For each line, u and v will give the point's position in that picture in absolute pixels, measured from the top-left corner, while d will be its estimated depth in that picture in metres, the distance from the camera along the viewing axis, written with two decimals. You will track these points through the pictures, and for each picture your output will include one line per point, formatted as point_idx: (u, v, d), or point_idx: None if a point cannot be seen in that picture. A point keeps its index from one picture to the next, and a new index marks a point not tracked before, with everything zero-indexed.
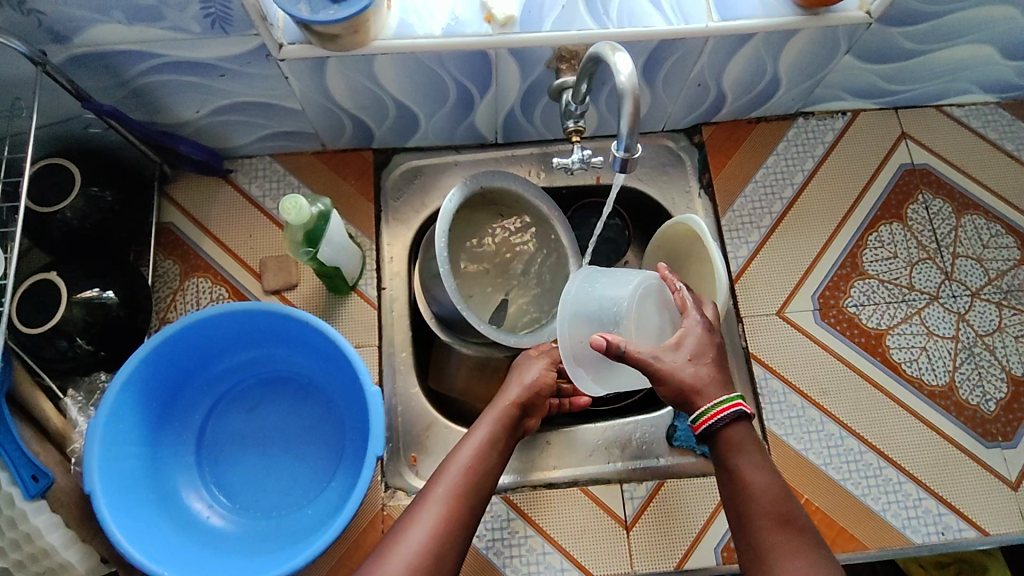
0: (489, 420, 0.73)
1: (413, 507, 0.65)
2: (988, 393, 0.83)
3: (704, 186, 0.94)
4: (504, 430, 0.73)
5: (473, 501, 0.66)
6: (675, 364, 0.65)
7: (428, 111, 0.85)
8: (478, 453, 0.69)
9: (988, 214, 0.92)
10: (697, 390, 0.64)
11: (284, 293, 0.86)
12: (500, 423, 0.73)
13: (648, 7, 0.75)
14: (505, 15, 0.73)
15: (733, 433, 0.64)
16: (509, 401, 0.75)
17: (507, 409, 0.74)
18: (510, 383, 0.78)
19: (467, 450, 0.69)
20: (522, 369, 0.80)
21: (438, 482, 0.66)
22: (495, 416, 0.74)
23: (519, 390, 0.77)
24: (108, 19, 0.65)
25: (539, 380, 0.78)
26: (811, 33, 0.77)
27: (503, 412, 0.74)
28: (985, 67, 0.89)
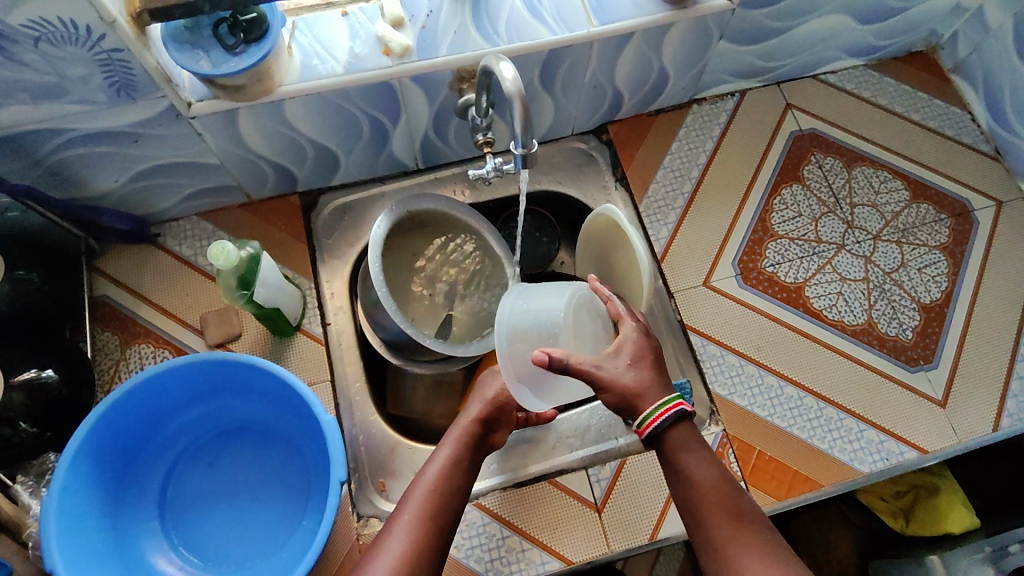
0: (451, 439, 0.75)
1: (381, 535, 0.66)
2: (904, 323, 0.91)
3: (619, 178, 1.01)
4: (468, 447, 0.74)
5: (443, 519, 0.67)
6: (614, 371, 0.67)
7: (345, 147, 0.89)
8: (443, 472, 0.70)
9: (875, 163, 1.01)
10: (639, 394, 0.66)
11: (229, 345, 0.87)
12: (463, 440, 0.74)
13: (533, 21, 0.81)
14: (401, 46, 0.77)
15: (674, 433, 0.66)
16: (470, 417, 0.77)
17: (468, 426, 0.76)
18: (472, 401, 0.80)
19: (432, 472, 0.71)
20: (482, 387, 0.82)
21: (404, 507, 0.67)
22: (457, 435, 0.75)
23: (478, 406, 0.78)
24: (13, 101, 0.66)
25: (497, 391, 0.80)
26: (684, 25, 0.85)
27: (465, 430, 0.76)
28: (845, 35, 0.98)
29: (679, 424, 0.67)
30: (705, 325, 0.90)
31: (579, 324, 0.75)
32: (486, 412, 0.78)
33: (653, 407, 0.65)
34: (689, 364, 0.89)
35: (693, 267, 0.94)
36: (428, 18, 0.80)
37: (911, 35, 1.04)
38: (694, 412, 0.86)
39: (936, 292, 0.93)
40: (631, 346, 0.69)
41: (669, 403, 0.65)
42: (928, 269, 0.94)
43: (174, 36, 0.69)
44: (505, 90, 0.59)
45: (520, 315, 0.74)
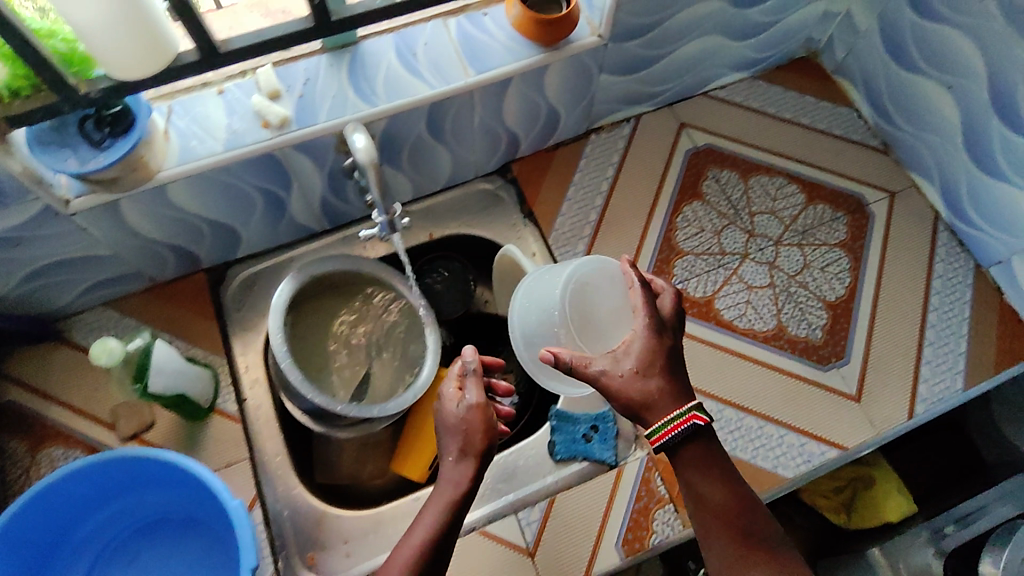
0: (437, 503, 0.66)
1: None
2: (813, 323, 0.94)
3: (527, 215, 1.02)
4: (454, 511, 0.66)
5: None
6: (621, 380, 0.67)
7: (240, 220, 0.88)
8: (426, 550, 0.63)
9: (770, 170, 1.04)
10: (648, 406, 0.66)
11: (142, 436, 0.86)
12: (449, 506, 0.66)
13: (409, 77, 0.82)
14: (279, 118, 0.77)
15: (685, 453, 0.67)
16: (459, 475, 0.67)
17: (459, 487, 0.67)
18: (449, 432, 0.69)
19: (411, 549, 0.63)
20: (446, 410, 0.70)
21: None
22: (442, 499, 0.66)
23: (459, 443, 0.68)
24: None
25: (466, 417, 0.69)
26: (561, 63, 0.86)
27: (453, 487, 0.67)
28: (724, 52, 1.01)
29: (694, 438, 0.67)
30: None
31: (587, 299, 0.73)
32: (477, 460, 0.68)
33: (661, 421, 0.65)
34: None
35: None
36: (304, 86, 0.80)
37: (790, 44, 1.08)
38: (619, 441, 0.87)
39: (840, 288, 0.96)
40: (642, 354, 0.67)
41: (681, 417, 0.65)
42: (831, 267, 0.97)
43: (39, 135, 0.69)
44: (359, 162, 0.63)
45: (531, 311, 0.78)
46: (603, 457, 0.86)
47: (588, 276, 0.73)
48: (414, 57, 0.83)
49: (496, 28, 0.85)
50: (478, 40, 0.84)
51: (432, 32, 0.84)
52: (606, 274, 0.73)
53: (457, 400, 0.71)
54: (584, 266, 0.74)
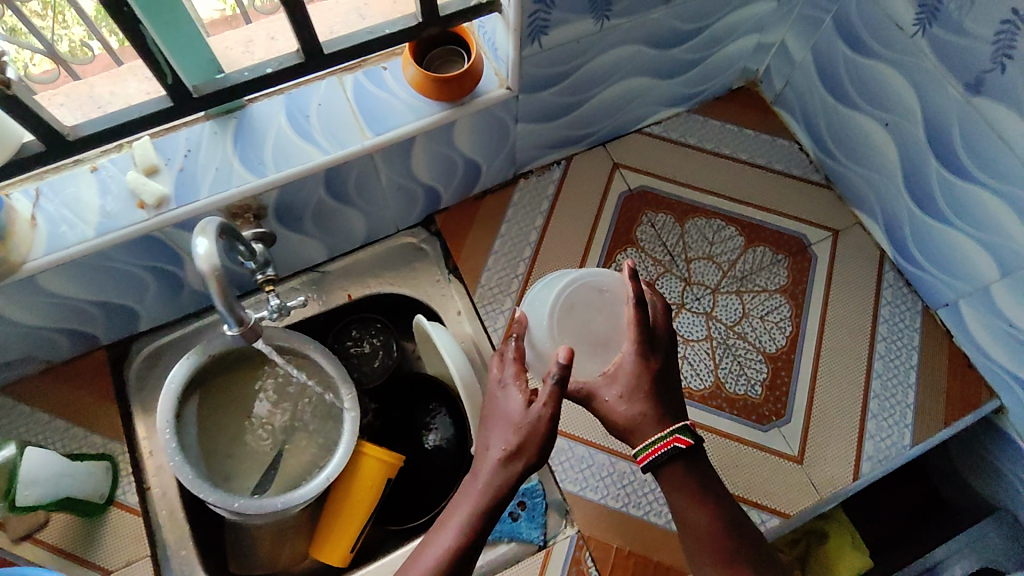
0: (471, 503, 0.63)
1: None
2: (752, 379, 0.89)
3: (451, 270, 0.97)
4: (488, 516, 0.63)
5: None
6: (610, 403, 0.68)
7: (135, 298, 0.82)
8: (449, 555, 0.61)
9: (707, 212, 0.99)
10: (633, 430, 0.67)
11: (36, 536, 0.80)
12: (481, 511, 0.62)
13: (302, 143, 0.76)
14: (155, 196, 0.71)
15: (669, 476, 0.68)
16: (497, 481, 0.62)
17: (497, 494, 0.62)
18: (500, 429, 0.65)
19: (435, 553, 0.61)
20: (509, 407, 0.65)
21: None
22: (476, 499, 0.63)
23: (518, 443, 0.63)
24: None
25: (528, 421, 0.63)
26: (469, 118, 0.81)
27: (490, 487, 0.62)
28: (653, 91, 0.96)
29: (675, 459, 0.68)
30: None
31: (580, 321, 0.75)
32: (525, 470, 0.63)
33: (642, 445, 0.66)
34: None
35: None
36: (185, 158, 0.74)
37: (726, 75, 1.02)
38: (548, 518, 0.82)
39: (781, 339, 0.91)
40: (629, 383, 0.67)
41: (661, 442, 0.66)
42: (771, 316, 0.93)
43: None
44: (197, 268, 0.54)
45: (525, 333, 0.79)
46: (527, 537, 0.81)
47: (575, 298, 0.76)
48: (307, 120, 0.77)
49: (396, 84, 0.79)
50: (377, 99, 0.78)
51: (327, 92, 0.78)
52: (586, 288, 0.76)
53: (525, 400, 0.65)
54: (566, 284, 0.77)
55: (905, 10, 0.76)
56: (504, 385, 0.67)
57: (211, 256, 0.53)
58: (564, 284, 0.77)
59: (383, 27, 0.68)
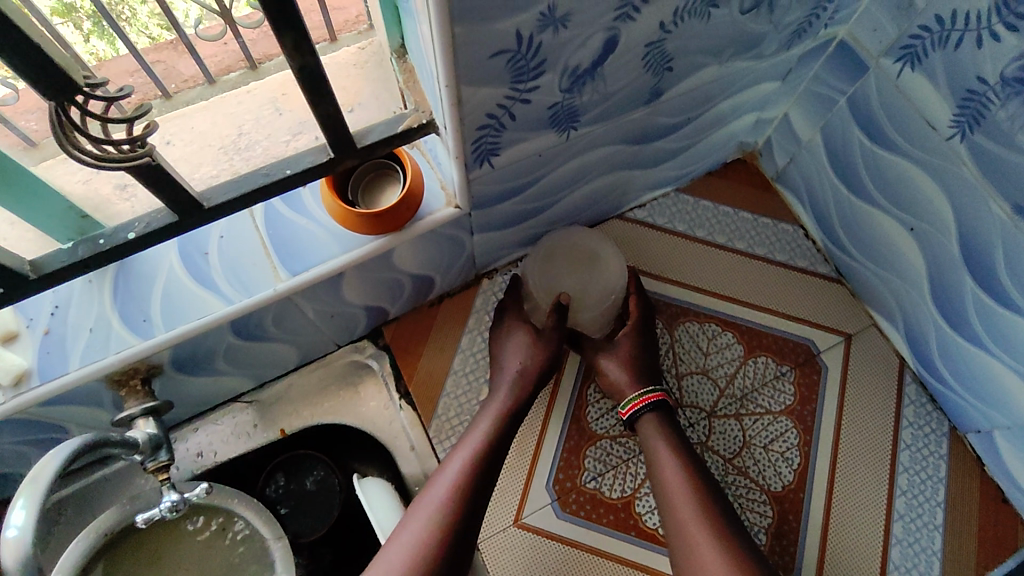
0: (496, 406, 0.72)
1: (409, 509, 0.64)
2: (755, 525, 0.76)
3: (404, 394, 0.83)
4: (513, 417, 0.72)
5: (475, 499, 0.64)
6: (607, 361, 0.77)
7: (16, 467, 0.68)
8: (484, 447, 0.67)
9: (700, 315, 0.86)
10: (625, 386, 0.76)
11: None
12: (506, 413, 0.71)
13: (199, 292, 0.62)
14: (10, 375, 0.57)
15: (652, 423, 0.72)
16: (518, 384, 0.74)
17: (518, 399, 0.73)
18: (511, 351, 0.77)
19: (469, 449, 0.68)
20: (513, 334, 0.78)
21: (435, 485, 0.65)
22: (500, 406, 0.72)
23: (532, 357, 0.75)
24: None
25: (534, 340, 0.76)
26: (411, 242, 0.66)
27: (510, 393, 0.73)
28: (636, 180, 0.81)
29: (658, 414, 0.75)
30: None
31: (556, 277, 0.81)
32: (537, 378, 0.74)
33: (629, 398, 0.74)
34: None
35: (498, 503, 0.76)
36: (52, 318, 0.60)
37: (721, 151, 0.88)
38: None
39: (788, 474, 0.79)
40: (626, 344, 0.78)
41: (651, 393, 0.74)
42: (775, 444, 0.80)
43: None
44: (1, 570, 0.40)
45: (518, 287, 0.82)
46: None
47: (549, 258, 0.82)
48: (206, 260, 0.62)
49: (317, 208, 0.65)
50: (294, 228, 0.64)
51: (232, 220, 0.64)
52: (565, 244, 0.82)
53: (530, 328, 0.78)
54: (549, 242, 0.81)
55: (940, 109, 0.62)
56: (508, 320, 0.80)
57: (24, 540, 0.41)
58: (540, 245, 0.81)
59: (283, 167, 0.54)
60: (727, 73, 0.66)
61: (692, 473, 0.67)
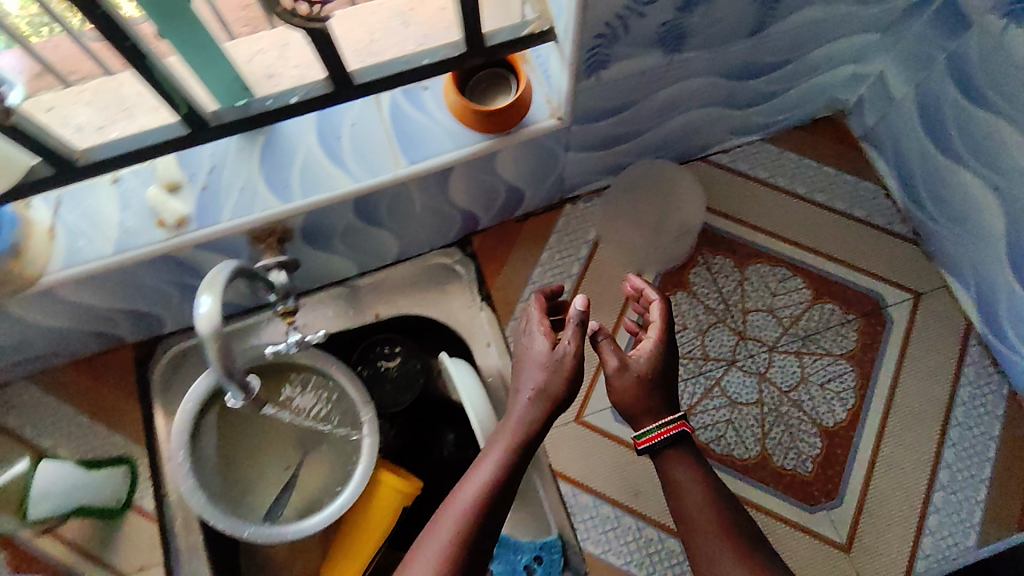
0: (508, 438, 0.61)
1: (413, 550, 0.58)
2: (803, 453, 0.82)
3: (485, 297, 0.91)
4: (526, 450, 0.61)
5: (481, 541, 0.58)
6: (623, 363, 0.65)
7: (161, 306, 0.80)
8: (491, 487, 0.59)
9: (772, 258, 0.90)
10: (639, 411, 0.65)
11: (55, 531, 0.81)
12: (518, 446, 0.61)
13: (331, 168, 0.71)
14: (174, 217, 0.68)
15: (673, 456, 0.67)
16: (534, 416, 0.61)
17: (535, 429, 0.61)
18: (528, 366, 0.64)
19: (473, 489, 0.59)
20: (537, 353, 0.64)
21: (439, 528, 0.57)
22: (510, 440, 0.61)
23: (550, 385, 0.62)
24: None
25: (557, 365, 0.62)
26: (514, 148, 0.74)
27: (522, 423, 0.61)
28: (725, 120, 0.86)
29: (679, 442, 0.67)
30: (569, 470, 0.82)
31: (640, 197, 0.90)
32: (556, 409, 0.62)
33: (642, 430, 0.65)
34: (559, 515, 0.80)
35: None
36: (209, 175, 0.70)
37: (812, 104, 0.91)
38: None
39: (841, 413, 0.84)
40: (648, 360, 0.65)
41: (673, 423, 0.65)
42: (831, 384, 0.85)
43: None
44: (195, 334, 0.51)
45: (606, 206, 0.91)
46: None
47: (633, 181, 0.90)
48: (339, 142, 0.72)
49: (435, 107, 0.73)
50: (415, 123, 0.72)
51: (362, 111, 0.73)
52: (649, 169, 0.89)
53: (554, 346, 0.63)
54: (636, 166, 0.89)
55: None
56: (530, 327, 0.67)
57: (213, 318, 0.50)
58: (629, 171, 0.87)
59: (421, 57, 0.62)
60: (829, 17, 0.70)
61: (715, 507, 0.65)
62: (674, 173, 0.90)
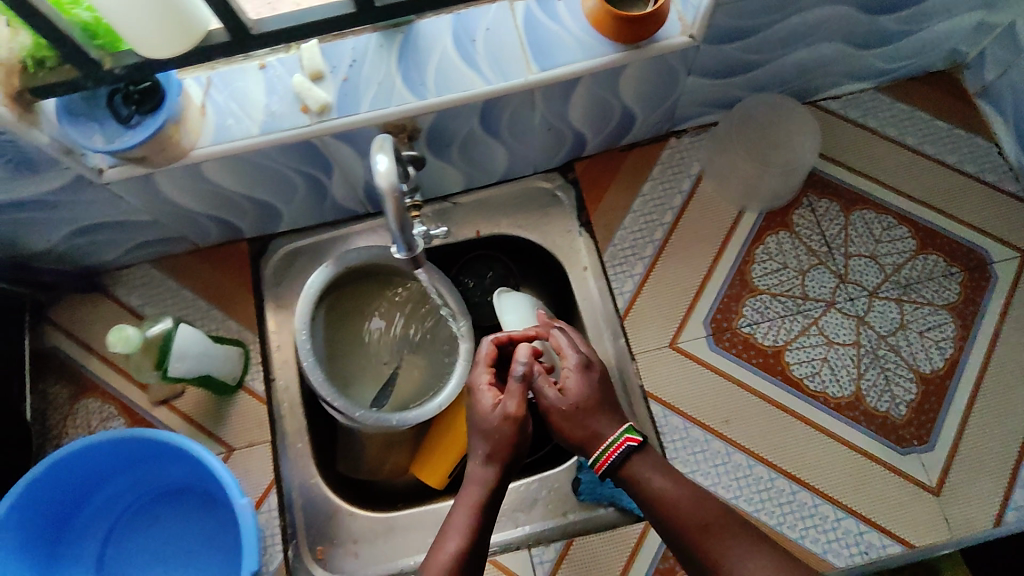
0: (472, 504, 0.66)
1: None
2: (897, 397, 0.83)
3: (584, 224, 0.93)
4: (486, 512, 0.66)
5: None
6: (550, 399, 0.70)
7: (285, 199, 0.85)
8: (460, 555, 0.63)
9: (878, 206, 0.90)
10: (591, 435, 0.68)
11: (172, 402, 0.87)
12: (478, 513, 0.65)
13: (464, 68, 0.73)
14: (319, 103, 0.71)
15: (629, 470, 0.67)
16: (489, 479, 0.67)
17: (487, 491, 0.66)
18: (474, 433, 0.70)
19: (443, 560, 0.62)
20: (480, 411, 0.69)
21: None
22: (469, 512, 0.65)
23: (494, 444, 0.68)
24: None
25: (497, 427, 0.68)
26: (642, 64, 0.74)
27: (483, 484, 0.67)
28: (843, 60, 0.86)
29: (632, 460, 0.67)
30: (661, 392, 0.84)
31: (753, 128, 0.89)
32: (505, 470, 0.68)
33: (597, 455, 0.67)
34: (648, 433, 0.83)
35: (655, 326, 0.86)
36: (350, 68, 0.73)
37: (931, 54, 0.90)
38: None
39: (939, 361, 0.84)
40: (573, 391, 0.69)
41: (615, 443, 0.67)
42: (931, 333, 0.85)
43: (70, 106, 0.65)
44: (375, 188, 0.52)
45: (713, 140, 0.92)
46: (630, 508, 0.82)
47: (746, 114, 0.89)
48: (473, 45, 0.74)
49: (568, 16, 0.74)
50: (548, 31, 0.74)
51: (496, 18, 0.75)
52: (764, 103, 0.89)
53: (496, 405, 0.70)
54: (752, 98, 0.89)
55: None
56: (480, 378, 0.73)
57: (391, 174, 0.51)
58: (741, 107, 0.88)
59: None
60: None
61: (693, 504, 0.65)
62: (788, 108, 0.89)
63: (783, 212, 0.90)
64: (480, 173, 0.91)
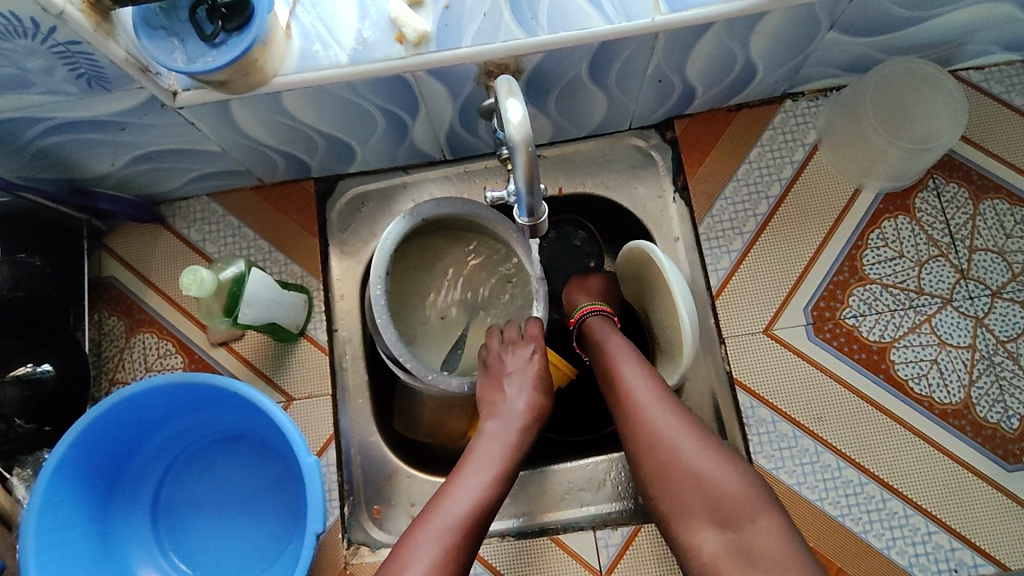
0: (490, 455, 0.65)
1: (406, 548, 0.58)
2: (1010, 409, 0.76)
3: (679, 189, 0.85)
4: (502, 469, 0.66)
5: (470, 548, 0.59)
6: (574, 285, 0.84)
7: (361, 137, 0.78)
8: (479, 500, 0.61)
9: (1012, 196, 0.80)
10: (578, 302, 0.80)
11: (231, 344, 0.83)
12: (499, 464, 0.64)
13: (583, 4, 0.64)
14: (417, 33, 0.63)
15: (591, 330, 0.75)
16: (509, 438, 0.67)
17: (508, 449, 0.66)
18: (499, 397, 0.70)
19: (459, 503, 0.61)
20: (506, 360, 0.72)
21: (434, 528, 0.59)
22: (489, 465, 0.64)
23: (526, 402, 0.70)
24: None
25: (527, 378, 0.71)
26: (785, 13, 0.65)
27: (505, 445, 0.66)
28: (1004, 24, 0.75)
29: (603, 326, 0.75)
30: (752, 382, 0.78)
31: (890, 99, 0.79)
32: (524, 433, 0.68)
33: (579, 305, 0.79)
34: (732, 422, 0.78)
35: (749, 309, 0.79)
36: None
37: None
38: None
39: None
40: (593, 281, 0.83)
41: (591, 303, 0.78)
42: None
43: (147, 18, 0.57)
44: (502, 141, 0.51)
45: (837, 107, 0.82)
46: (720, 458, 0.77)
47: (885, 82, 0.78)
48: None
49: None
50: None
51: None
52: (909, 70, 0.78)
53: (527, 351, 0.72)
54: (891, 61, 0.78)
55: None
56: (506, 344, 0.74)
57: (524, 125, 0.50)
58: (878, 71, 0.78)
59: None
60: None
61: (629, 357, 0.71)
62: (935, 73, 0.77)
63: (904, 197, 0.81)
64: (572, 126, 0.83)
